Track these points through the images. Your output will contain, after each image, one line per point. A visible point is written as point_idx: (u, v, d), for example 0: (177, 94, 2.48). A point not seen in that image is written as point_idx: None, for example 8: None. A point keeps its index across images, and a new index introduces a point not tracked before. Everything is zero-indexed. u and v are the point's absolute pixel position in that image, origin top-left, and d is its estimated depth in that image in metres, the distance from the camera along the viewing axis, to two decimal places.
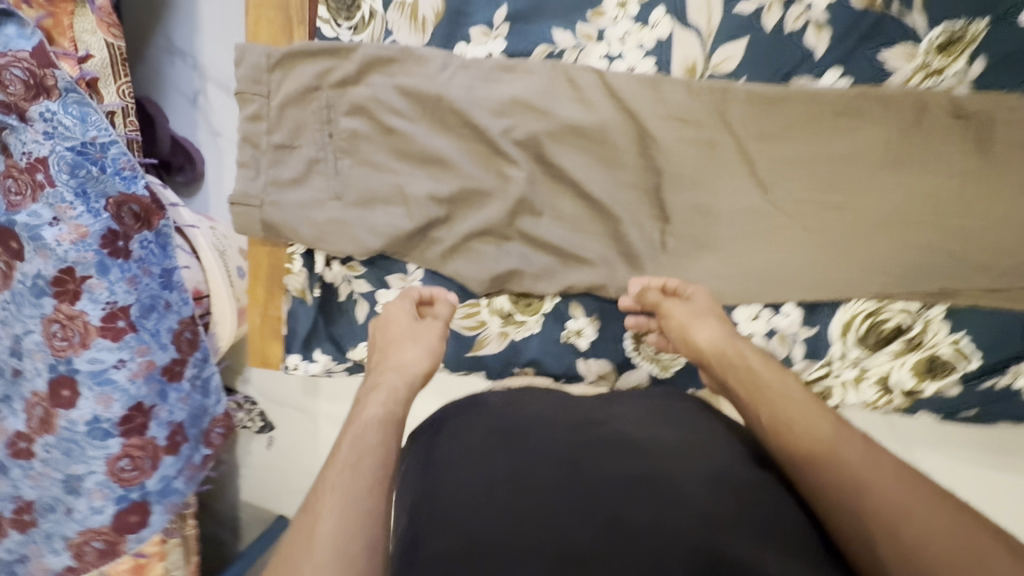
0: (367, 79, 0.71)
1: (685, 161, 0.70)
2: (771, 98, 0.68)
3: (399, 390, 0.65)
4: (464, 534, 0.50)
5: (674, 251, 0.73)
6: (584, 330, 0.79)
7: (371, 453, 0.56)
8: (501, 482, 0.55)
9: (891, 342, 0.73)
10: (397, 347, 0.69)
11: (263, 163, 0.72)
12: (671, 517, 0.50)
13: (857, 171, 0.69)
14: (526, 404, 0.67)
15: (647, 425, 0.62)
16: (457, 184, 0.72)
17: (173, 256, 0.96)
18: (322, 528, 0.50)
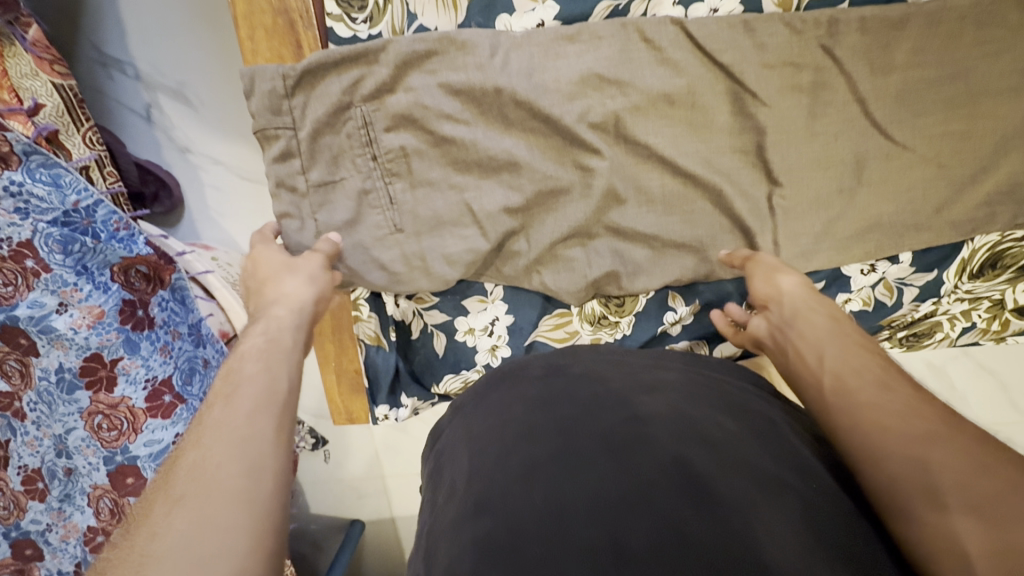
0: (406, 82, 0.59)
1: (787, 116, 0.62)
2: (893, 20, 0.59)
3: (288, 324, 0.52)
4: (497, 526, 0.41)
5: (785, 217, 0.64)
6: (685, 319, 0.71)
7: (249, 381, 0.44)
8: (540, 460, 0.45)
9: (1008, 271, 0.68)
10: (267, 284, 0.56)
11: (306, 209, 0.62)
12: (727, 520, 0.39)
13: (984, 93, 0.61)
14: (572, 372, 0.58)
15: (704, 399, 0.53)
16: (533, 190, 0.63)
17: (196, 307, 0.75)
18: (185, 467, 0.38)
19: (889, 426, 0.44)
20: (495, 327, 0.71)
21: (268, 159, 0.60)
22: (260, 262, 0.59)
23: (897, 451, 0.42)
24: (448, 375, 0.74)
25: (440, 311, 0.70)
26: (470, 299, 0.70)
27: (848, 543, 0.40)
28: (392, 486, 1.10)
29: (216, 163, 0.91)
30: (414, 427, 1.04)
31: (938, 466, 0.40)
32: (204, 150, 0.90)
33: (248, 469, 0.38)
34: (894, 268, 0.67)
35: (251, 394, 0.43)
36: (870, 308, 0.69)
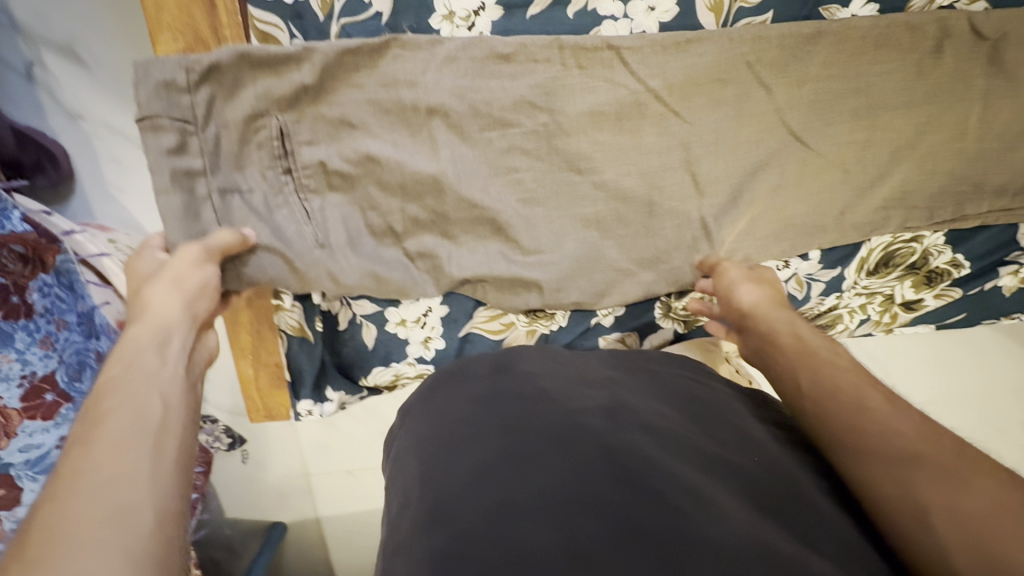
0: (322, 98, 0.57)
1: (711, 120, 0.65)
2: (808, 35, 0.62)
3: (149, 342, 0.47)
4: (449, 530, 0.39)
5: (710, 209, 0.68)
6: (616, 310, 0.74)
7: (112, 415, 0.40)
8: (493, 462, 0.45)
9: (898, 269, 0.76)
10: (135, 302, 0.51)
11: (205, 215, 0.57)
12: (675, 507, 0.40)
13: (886, 105, 0.67)
14: (520, 371, 0.58)
15: (650, 394, 0.55)
16: (471, 179, 0.62)
17: (87, 292, 0.65)
18: (36, 523, 0.33)
19: (887, 420, 0.46)
20: (427, 318, 0.69)
21: (161, 150, 0.54)
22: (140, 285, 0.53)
23: (887, 444, 0.44)
24: (378, 367, 0.71)
25: (369, 301, 0.67)
26: None
27: (797, 521, 0.41)
28: (318, 484, 1.04)
29: (117, 133, 0.81)
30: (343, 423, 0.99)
31: (925, 465, 0.42)
32: (100, 117, 0.80)
33: (115, 514, 0.35)
34: (805, 264, 0.73)
35: (119, 432, 0.39)
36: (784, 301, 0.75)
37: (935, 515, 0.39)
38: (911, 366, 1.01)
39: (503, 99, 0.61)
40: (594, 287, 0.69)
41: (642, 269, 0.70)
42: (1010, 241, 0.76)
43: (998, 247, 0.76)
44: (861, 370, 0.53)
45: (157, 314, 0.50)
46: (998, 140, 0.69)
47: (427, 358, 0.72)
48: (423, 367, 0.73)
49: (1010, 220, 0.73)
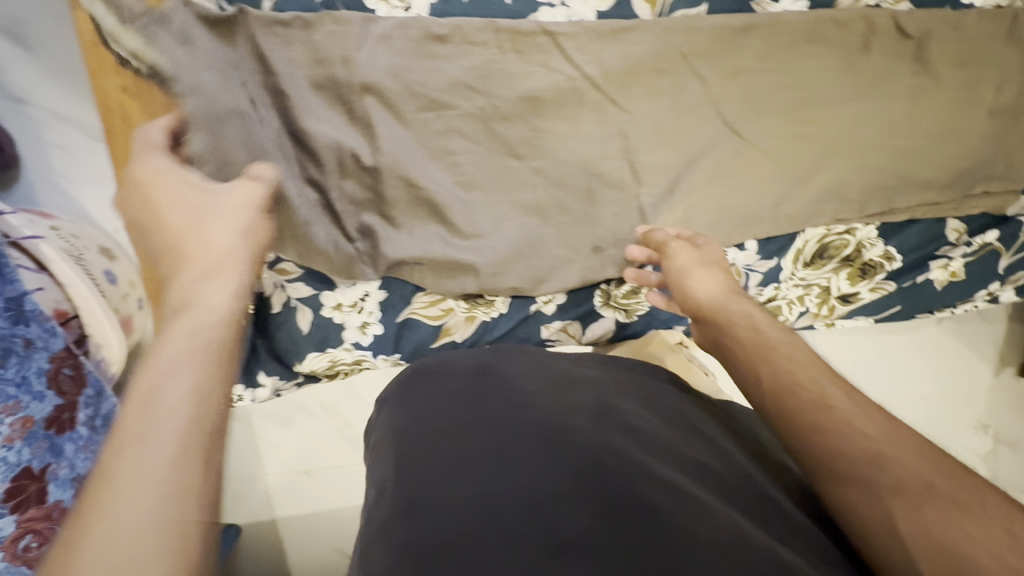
0: (248, 70, 0.56)
1: (648, 110, 0.66)
2: (739, 27, 0.64)
3: (220, 303, 0.37)
4: (430, 522, 0.40)
5: (649, 198, 0.69)
6: (557, 298, 0.74)
7: (177, 402, 0.30)
8: (473, 456, 0.45)
9: (833, 261, 0.77)
10: (153, 230, 0.42)
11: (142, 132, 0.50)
12: (654, 501, 0.41)
13: (818, 98, 0.68)
14: (502, 369, 0.57)
15: (626, 392, 0.55)
16: (408, 160, 0.61)
17: (16, 278, 0.58)
18: (55, 572, 0.25)
19: (850, 418, 0.46)
20: (364, 303, 0.68)
21: None
22: (166, 209, 0.43)
23: (856, 448, 0.44)
24: (312, 353, 0.70)
25: (302, 284, 0.66)
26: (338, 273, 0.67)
27: (762, 518, 0.43)
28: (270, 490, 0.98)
29: (63, 119, 0.77)
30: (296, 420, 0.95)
31: (892, 467, 0.42)
32: (44, 102, 0.76)
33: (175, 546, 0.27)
34: (742, 255, 0.74)
35: (177, 431, 0.30)
36: None
37: (902, 520, 0.40)
38: (843, 342, 1.12)
39: (438, 81, 0.61)
40: (534, 274, 0.69)
41: (582, 256, 0.70)
42: (943, 239, 0.79)
43: (928, 242, 0.78)
44: (812, 364, 0.52)
45: (214, 255, 0.40)
46: (931, 137, 0.72)
47: (363, 345, 0.71)
48: (360, 354, 0.71)
49: (938, 215, 0.76)
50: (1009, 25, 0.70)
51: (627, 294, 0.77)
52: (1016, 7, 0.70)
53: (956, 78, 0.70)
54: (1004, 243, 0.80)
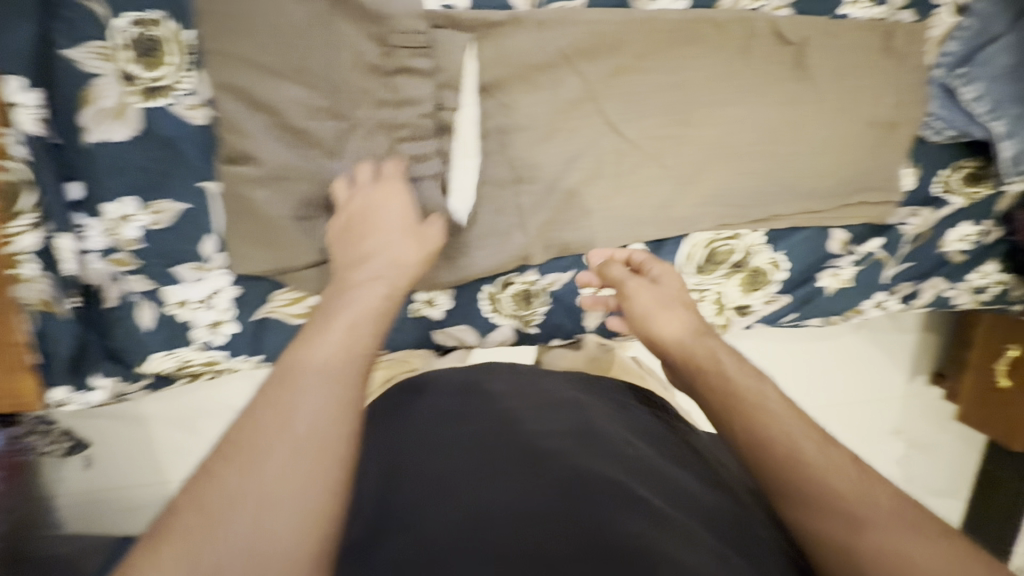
0: (76, 41, 0.53)
1: (527, 104, 0.63)
2: (617, 23, 0.63)
3: (369, 329, 0.46)
4: (409, 529, 0.44)
5: (528, 198, 0.66)
6: (439, 298, 0.71)
7: (299, 424, 0.39)
8: (459, 472, 0.48)
9: (723, 267, 0.77)
10: (371, 254, 0.54)
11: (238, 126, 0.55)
12: (643, 523, 0.44)
13: (703, 102, 0.67)
14: (489, 391, 0.59)
15: (603, 408, 0.59)
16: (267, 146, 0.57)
17: None
18: (194, 521, 0.36)
19: (835, 478, 0.43)
20: (215, 300, 0.63)
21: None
22: (379, 222, 0.56)
23: (842, 513, 0.42)
24: (158, 353, 0.64)
25: (144, 276, 0.61)
26: (184, 266, 0.62)
27: (716, 526, 0.47)
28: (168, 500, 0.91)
29: None
30: (199, 428, 0.88)
31: (872, 534, 0.40)
32: None
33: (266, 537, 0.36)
34: None
35: (293, 446, 0.38)
36: None
37: None
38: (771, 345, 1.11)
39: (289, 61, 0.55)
40: None
41: (458, 256, 0.66)
42: (826, 251, 0.79)
43: (815, 250, 0.79)
44: (737, 394, 0.49)
45: (409, 268, 0.54)
46: (815, 147, 0.72)
47: (217, 345, 0.66)
48: (214, 355, 0.66)
49: (820, 223, 0.77)
50: (885, 38, 0.71)
51: (517, 301, 0.73)
52: (891, 21, 0.71)
53: (836, 88, 0.70)
54: (888, 252, 0.81)
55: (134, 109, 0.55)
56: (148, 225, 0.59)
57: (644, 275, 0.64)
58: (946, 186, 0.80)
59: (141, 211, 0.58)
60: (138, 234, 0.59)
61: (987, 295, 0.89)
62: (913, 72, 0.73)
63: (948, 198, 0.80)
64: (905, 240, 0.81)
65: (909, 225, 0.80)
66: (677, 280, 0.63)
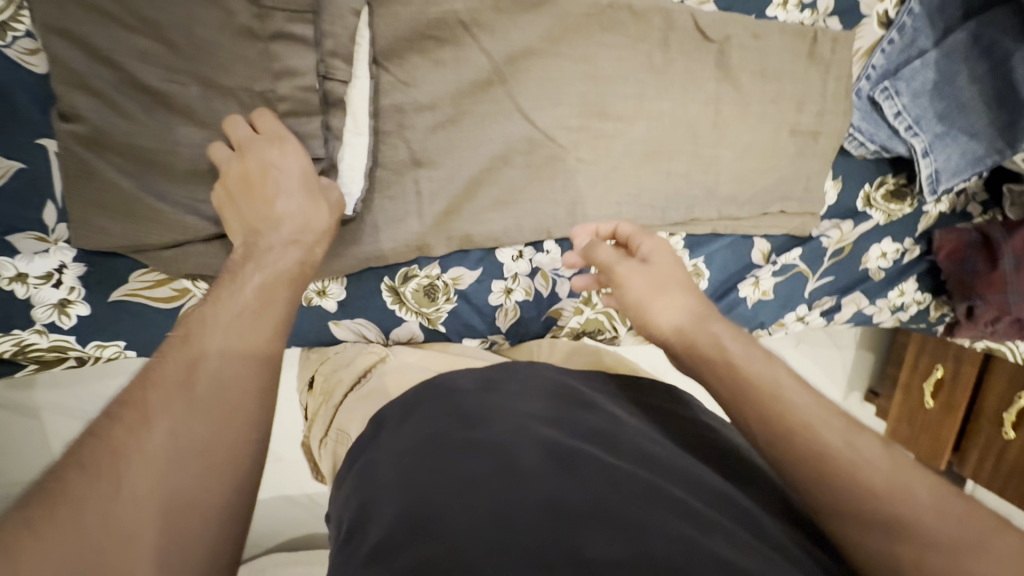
0: None
1: (429, 80, 0.58)
2: (526, 1, 0.58)
3: (257, 279, 0.44)
4: (428, 542, 0.35)
5: (428, 186, 0.61)
6: (332, 287, 0.64)
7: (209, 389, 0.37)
8: (478, 475, 0.40)
9: None
10: (274, 225, 0.49)
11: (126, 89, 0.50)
12: (683, 520, 0.38)
13: (620, 93, 0.64)
14: (507, 390, 0.51)
15: (624, 405, 0.53)
16: (114, 103, 0.50)
17: None
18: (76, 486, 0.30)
19: (862, 468, 0.40)
20: (60, 277, 0.55)
21: None
22: (267, 198, 0.50)
23: (878, 505, 0.39)
24: None
25: None
26: (20, 235, 0.54)
27: (781, 540, 0.40)
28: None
29: None
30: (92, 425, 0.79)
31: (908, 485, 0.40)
32: None
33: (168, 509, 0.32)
34: (542, 256, 0.69)
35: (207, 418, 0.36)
36: (530, 298, 0.70)
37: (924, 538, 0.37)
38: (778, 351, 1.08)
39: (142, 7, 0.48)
40: None
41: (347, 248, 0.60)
42: (750, 261, 0.77)
43: (737, 259, 0.77)
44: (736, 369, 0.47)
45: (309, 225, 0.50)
46: (737, 151, 0.69)
47: (65, 329, 0.58)
48: (60, 339, 0.58)
49: (740, 230, 0.74)
50: (811, 44, 0.69)
51: (419, 297, 0.67)
52: (817, 27, 0.69)
53: (759, 91, 0.68)
54: (808, 265, 0.80)
55: None
56: None
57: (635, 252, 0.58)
58: (867, 201, 0.79)
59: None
60: None
61: (906, 314, 0.88)
62: (838, 82, 0.71)
63: (870, 212, 0.80)
64: (827, 254, 0.80)
65: (829, 237, 0.79)
66: (671, 256, 0.57)
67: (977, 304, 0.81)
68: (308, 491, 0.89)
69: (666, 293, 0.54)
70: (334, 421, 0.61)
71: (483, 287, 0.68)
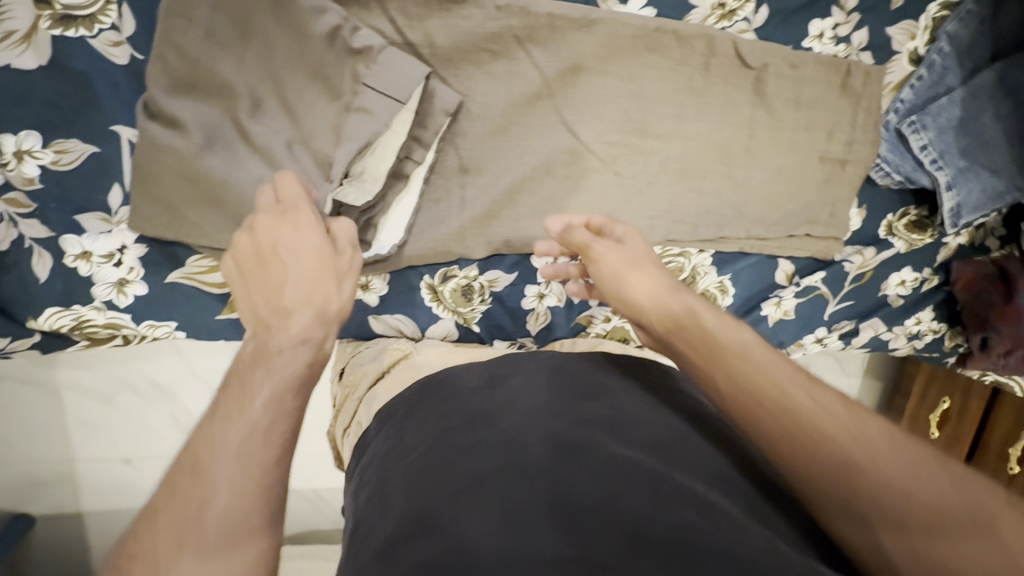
0: None
1: (482, 92, 0.61)
2: (578, 20, 0.61)
3: (283, 344, 0.43)
4: (436, 536, 0.36)
5: (473, 191, 0.64)
6: (375, 283, 0.67)
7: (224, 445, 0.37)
8: (490, 474, 0.41)
9: None
10: (289, 309, 0.44)
11: (208, 85, 0.52)
12: (681, 510, 0.38)
13: (661, 114, 0.67)
14: (511, 384, 0.52)
15: (632, 390, 0.52)
16: (195, 97, 0.52)
17: None
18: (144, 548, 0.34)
19: (870, 443, 0.41)
20: (122, 256, 0.58)
21: None
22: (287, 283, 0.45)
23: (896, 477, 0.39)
24: (53, 308, 0.58)
25: (42, 220, 0.55)
26: (88, 214, 0.56)
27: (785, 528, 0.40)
28: (81, 476, 0.82)
29: None
30: (119, 399, 0.79)
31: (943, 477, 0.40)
32: None
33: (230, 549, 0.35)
34: None
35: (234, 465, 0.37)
36: (561, 304, 0.73)
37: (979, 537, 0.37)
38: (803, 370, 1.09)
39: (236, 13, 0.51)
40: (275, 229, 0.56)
41: (378, 244, 0.60)
42: (773, 280, 0.80)
43: (759, 277, 0.79)
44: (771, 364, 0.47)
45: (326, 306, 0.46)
46: (767, 174, 0.72)
47: (119, 307, 0.60)
48: (116, 317, 0.60)
49: (766, 250, 0.77)
50: (844, 76, 0.72)
51: (456, 297, 0.70)
52: (851, 60, 0.72)
53: (792, 118, 0.71)
54: (830, 288, 0.82)
55: (45, 35, 0.51)
56: (49, 165, 0.54)
57: (607, 236, 0.60)
58: (890, 229, 0.82)
59: (43, 148, 0.53)
60: (36, 173, 0.54)
61: (921, 342, 0.90)
62: (868, 114, 0.74)
63: (892, 240, 0.82)
64: (848, 278, 0.82)
65: (851, 262, 0.82)
66: (642, 239, 0.60)
67: (992, 336, 0.83)
68: (314, 484, 0.90)
69: (639, 266, 0.56)
70: (357, 413, 0.61)
71: (515, 291, 0.71)
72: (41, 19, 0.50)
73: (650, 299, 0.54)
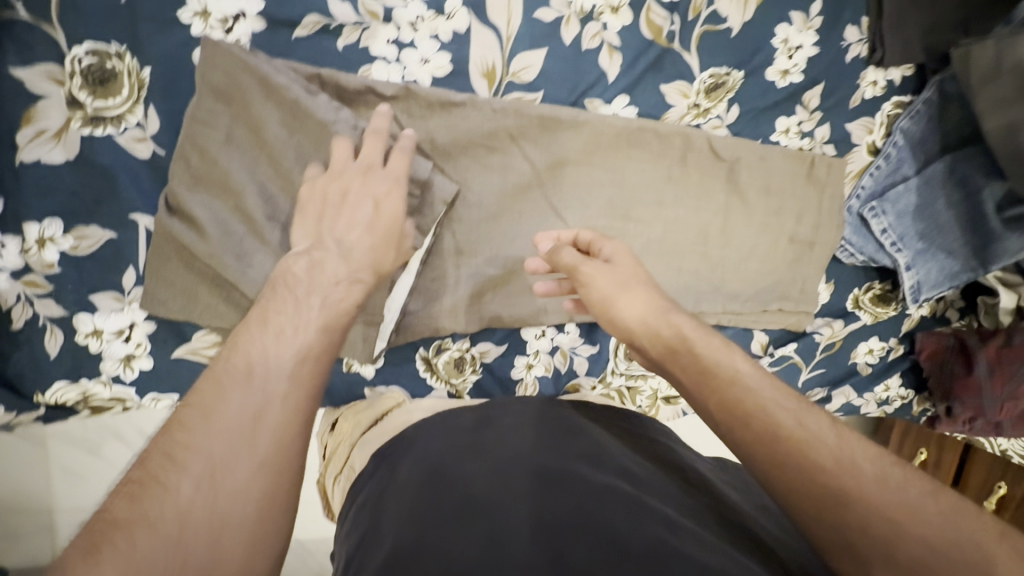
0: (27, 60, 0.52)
1: (478, 182, 0.66)
2: (567, 119, 0.67)
3: (339, 277, 0.51)
4: (425, 564, 0.38)
5: (468, 271, 0.68)
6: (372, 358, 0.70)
7: (235, 412, 0.39)
8: (478, 505, 0.43)
9: None
10: (351, 245, 0.54)
11: (225, 179, 0.57)
12: (657, 528, 0.41)
13: (642, 200, 0.72)
14: (501, 424, 0.55)
15: (612, 435, 0.56)
16: (214, 192, 0.57)
17: None
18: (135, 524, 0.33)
19: (858, 482, 0.41)
20: (131, 333, 0.61)
21: None
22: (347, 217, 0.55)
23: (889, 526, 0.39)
24: (60, 382, 0.60)
25: (56, 300, 0.58)
26: (102, 294, 0.59)
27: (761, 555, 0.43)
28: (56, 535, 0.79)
29: None
30: (106, 450, 0.77)
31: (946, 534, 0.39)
32: None
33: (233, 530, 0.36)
34: (563, 336, 0.76)
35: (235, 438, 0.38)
36: (549, 374, 0.76)
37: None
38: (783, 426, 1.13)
39: (254, 116, 0.57)
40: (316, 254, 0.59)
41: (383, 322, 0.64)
42: (749, 350, 0.84)
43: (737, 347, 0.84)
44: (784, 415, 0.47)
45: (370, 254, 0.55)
46: (742, 253, 0.78)
47: (125, 380, 0.62)
48: (120, 390, 0.62)
49: (742, 324, 0.82)
50: (809, 166, 0.78)
51: (449, 368, 0.73)
52: (815, 153, 0.79)
53: (763, 204, 0.77)
54: (803, 358, 0.87)
55: (75, 134, 0.55)
56: (68, 250, 0.57)
57: (595, 255, 0.61)
58: (857, 303, 0.87)
59: (63, 235, 0.57)
60: (56, 258, 0.57)
61: (891, 407, 0.95)
62: (833, 199, 0.80)
63: (858, 313, 0.88)
64: (819, 348, 0.87)
65: (822, 333, 0.87)
66: (631, 258, 0.60)
67: (955, 405, 0.89)
68: (298, 535, 0.90)
69: (625, 292, 0.57)
70: (349, 457, 0.63)
71: (506, 361, 0.75)
72: (73, 119, 0.55)
73: (648, 333, 0.55)
